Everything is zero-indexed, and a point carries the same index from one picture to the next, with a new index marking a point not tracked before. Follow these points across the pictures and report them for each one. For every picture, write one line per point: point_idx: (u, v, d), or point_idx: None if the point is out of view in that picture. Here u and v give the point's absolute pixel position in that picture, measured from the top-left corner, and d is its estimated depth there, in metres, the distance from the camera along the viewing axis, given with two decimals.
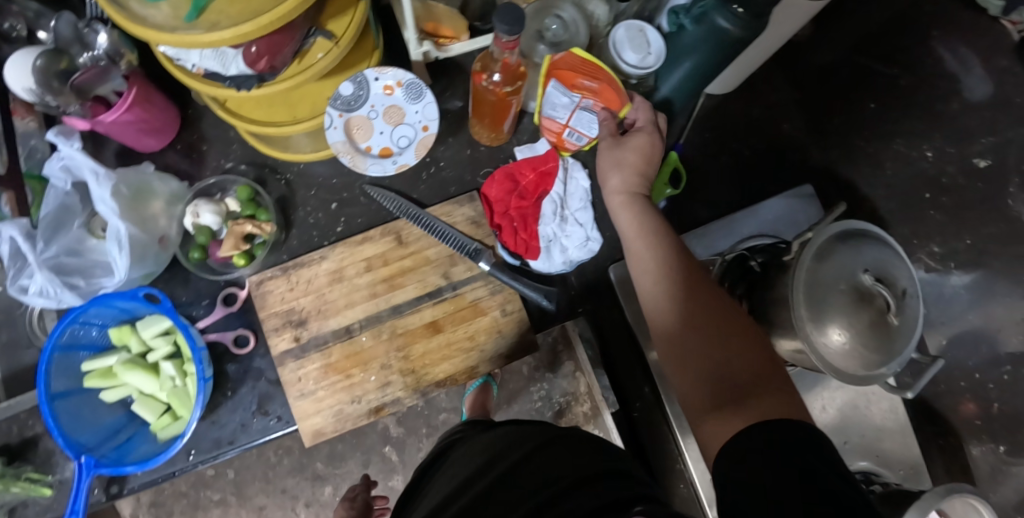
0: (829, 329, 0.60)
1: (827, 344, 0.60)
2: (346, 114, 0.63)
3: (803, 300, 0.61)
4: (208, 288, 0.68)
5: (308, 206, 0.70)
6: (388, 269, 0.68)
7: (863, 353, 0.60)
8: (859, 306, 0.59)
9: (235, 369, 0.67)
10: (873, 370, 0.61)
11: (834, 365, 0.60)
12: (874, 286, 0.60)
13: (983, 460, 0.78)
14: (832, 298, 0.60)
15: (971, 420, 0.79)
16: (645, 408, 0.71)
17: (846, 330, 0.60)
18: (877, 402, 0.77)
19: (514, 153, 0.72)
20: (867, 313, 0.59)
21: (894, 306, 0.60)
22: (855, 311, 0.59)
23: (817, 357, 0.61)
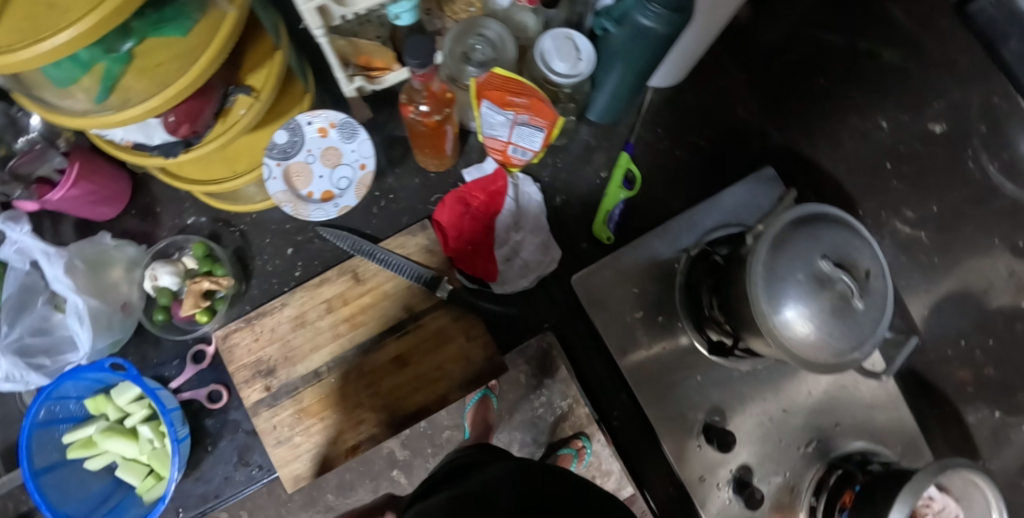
0: (794, 320, 0.58)
1: (791, 337, 0.59)
2: (283, 162, 0.63)
3: (765, 294, 0.59)
4: (178, 348, 0.69)
5: (265, 254, 0.70)
6: (349, 308, 0.68)
7: (832, 339, 0.59)
8: (819, 295, 0.58)
9: (213, 423, 0.68)
10: (844, 355, 0.59)
11: (804, 356, 0.59)
12: (834, 272, 0.58)
13: (982, 426, 0.76)
14: (793, 289, 0.58)
15: (965, 387, 0.76)
16: (624, 416, 0.73)
17: (811, 319, 0.58)
18: (864, 380, 0.75)
19: (463, 175, 0.72)
20: (830, 300, 0.58)
21: (856, 290, 0.58)
22: (818, 301, 0.58)
23: (787, 349, 0.60)
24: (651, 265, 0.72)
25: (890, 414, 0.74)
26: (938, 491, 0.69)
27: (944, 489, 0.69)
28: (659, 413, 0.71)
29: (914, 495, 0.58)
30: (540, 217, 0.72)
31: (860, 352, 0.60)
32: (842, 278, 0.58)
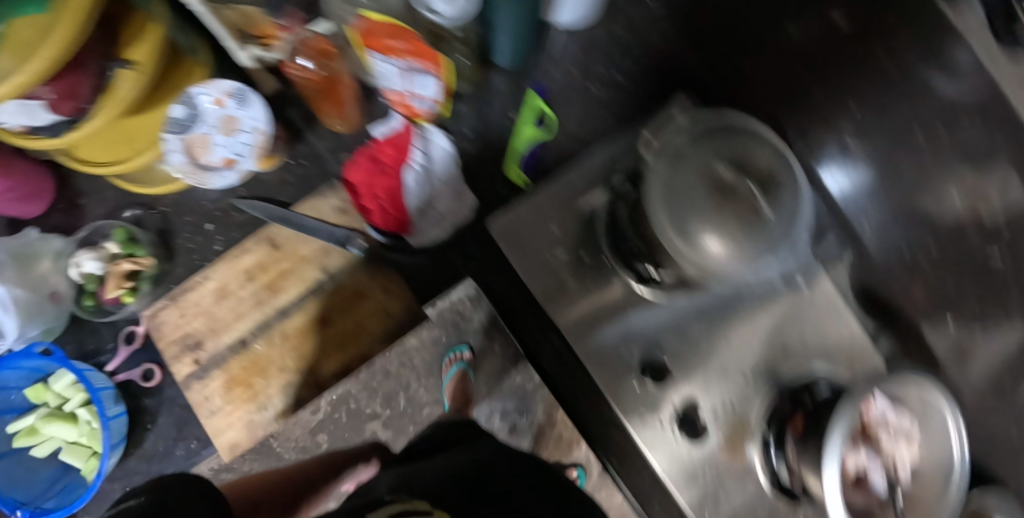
0: (705, 234, 0.55)
1: (707, 258, 0.56)
2: (183, 136, 0.64)
3: (672, 211, 0.55)
4: (109, 332, 0.70)
5: (186, 233, 0.71)
6: (268, 275, 0.69)
7: (747, 251, 0.55)
8: (727, 206, 0.55)
9: (150, 402, 0.69)
10: (762, 267, 0.57)
11: (721, 275, 0.56)
12: (735, 178, 0.55)
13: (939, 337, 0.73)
14: (700, 201, 0.55)
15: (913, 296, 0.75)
16: (555, 358, 0.72)
17: (722, 231, 0.55)
18: (809, 299, 0.72)
19: (371, 131, 0.72)
20: (738, 208, 0.55)
21: (762, 194, 0.56)
22: (726, 210, 0.55)
23: (702, 268, 0.56)
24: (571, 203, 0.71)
25: (850, 345, 0.72)
26: (894, 410, 0.61)
27: (897, 401, 0.62)
28: (597, 360, 0.67)
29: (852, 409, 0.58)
30: (451, 167, 0.71)
31: (777, 262, 0.57)
32: (745, 184, 0.56)
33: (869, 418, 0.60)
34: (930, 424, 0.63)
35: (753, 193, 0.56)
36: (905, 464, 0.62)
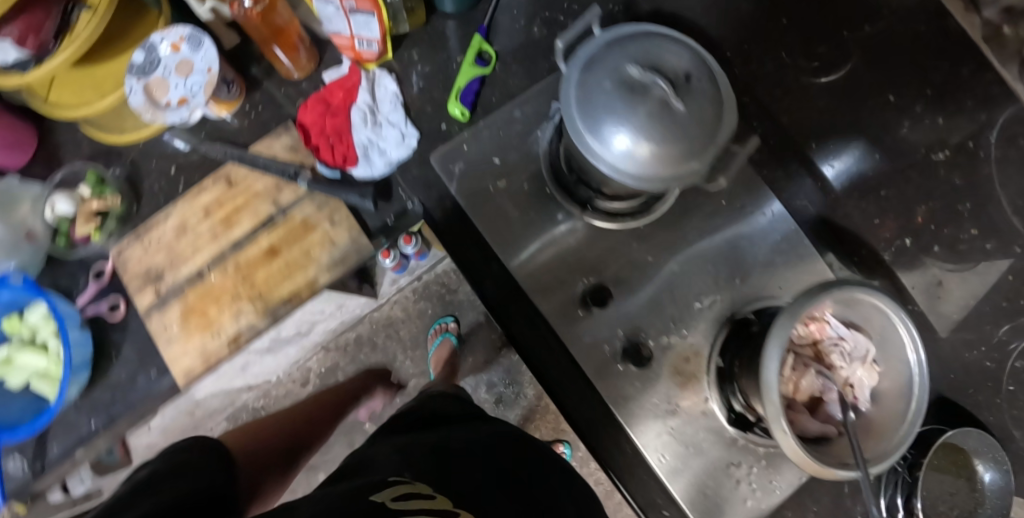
0: (619, 138, 0.56)
1: (618, 155, 0.56)
2: (143, 79, 0.68)
3: (586, 118, 0.57)
4: (83, 270, 0.75)
5: (152, 176, 0.75)
6: (224, 211, 0.72)
7: (663, 150, 0.56)
8: (637, 103, 0.55)
9: (117, 333, 0.73)
10: (681, 167, 0.57)
11: (631, 172, 0.57)
12: (646, 76, 0.56)
13: (902, 261, 0.75)
14: (611, 105, 0.56)
15: (871, 220, 0.75)
16: (496, 285, 0.73)
17: (634, 132, 0.55)
18: (762, 233, 0.74)
19: (323, 77, 0.75)
20: (650, 108, 0.55)
21: (675, 91, 0.55)
22: (638, 111, 0.55)
23: (619, 171, 0.57)
24: (514, 137, 0.73)
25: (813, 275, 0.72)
26: (849, 332, 0.67)
27: (855, 329, 0.68)
28: (541, 288, 0.72)
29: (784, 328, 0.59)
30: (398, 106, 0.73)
31: (699, 164, 0.57)
32: (659, 83, 0.56)
33: (820, 340, 0.67)
34: (889, 355, 0.67)
35: (667, 92, 0.56)
36: (864, 393, 0.67)
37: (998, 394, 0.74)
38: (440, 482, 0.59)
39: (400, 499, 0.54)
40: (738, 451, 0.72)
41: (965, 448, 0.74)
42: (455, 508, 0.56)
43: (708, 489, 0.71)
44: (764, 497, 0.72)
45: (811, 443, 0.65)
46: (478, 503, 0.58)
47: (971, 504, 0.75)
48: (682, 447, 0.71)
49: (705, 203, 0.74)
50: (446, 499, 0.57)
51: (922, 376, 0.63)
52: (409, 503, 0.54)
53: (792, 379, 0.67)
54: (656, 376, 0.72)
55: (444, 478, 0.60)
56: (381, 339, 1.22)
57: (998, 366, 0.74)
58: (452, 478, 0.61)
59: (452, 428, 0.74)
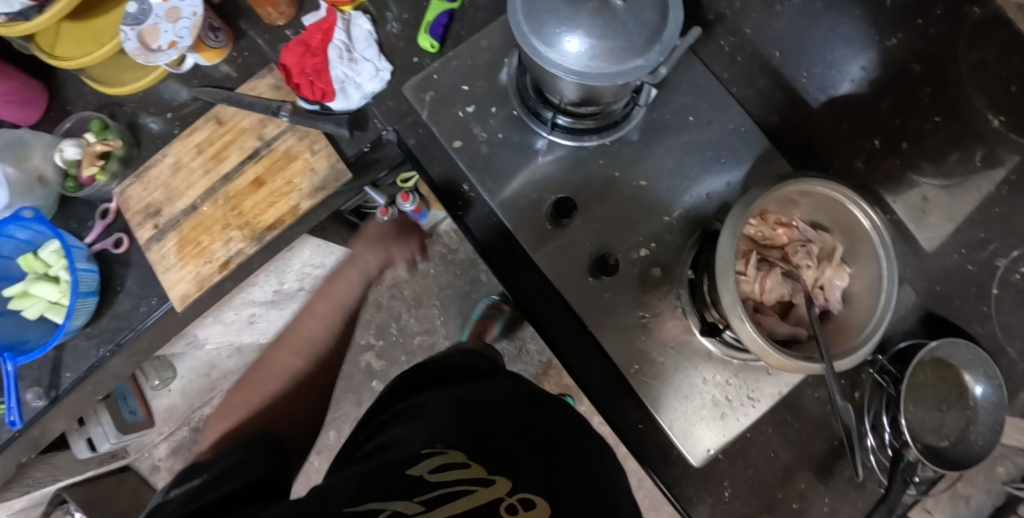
0: (562, 37, 0.59)
1: (562, 55, 0.60)
2: (136, 27, 0.73)
3: (533, 23, 0.60)
4: (88, 213, 0.79)
5: (153, 123, 0.81)
6: (214, 148, 0.77)
7: (606, 46, 0.58)
8: (576, 2, 0.58)
9: (118, 268, 0.77)
10: (625, 62, 0.59)
11: (575, 73, 0.60)
12: None
13: (871, 168, 0.74)
14: (553, 5, 0.59)
15: (839, 127, 0.75)
16: (468, 205, 0.76)
17: (577, 30, 0.58)
18: (729, 148, 0.74)
19: (303, 22, 0.80)
20: (589, 5, 0.58)
21: None
22: (579, 10, 0.58)
23: (566, 70, 0.60)
24: (482, 66, 0.76)
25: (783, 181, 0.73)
26: (816, 234, 0.66)
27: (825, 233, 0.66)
28: (510, 208, 0.74)
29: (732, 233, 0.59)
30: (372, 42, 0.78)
31: (644, 60, 0.60)
32: None
33: (787, 242, 0.66)
34: (861, 256, 0.64)
35: None
36: (836, 294, 0.65)
37: (984, 301, 0.72)
38: (475, 444, 0.59)
39: (437, 471, 0.54)
40: (715, 366, 0.72)
41: (954, 363, 0.72)
42: (495, 476, 0.56)
43: (687, 407, 0.72)
44: (744, 413, 0.72)
45: (778, 342, 0.64)
46: (513, 464, 0.58)
47: (963, 423, 0.71)
48: (657, 367, 0.72)
49: (672, 122, 0.75)
50: (483, 465, 0.57)
51: (892, 272, 0.60)
52: (446, 475, 0.54)
53: (759, 280, 0.65)
54: (626, 289, 0.73)
55: (474, 438, 0.60)
56: (385, 299, 1.26)
57: (982, 271, 0.72)
58: (481, 441, 0.60)
59: (471, 386, 0.73)
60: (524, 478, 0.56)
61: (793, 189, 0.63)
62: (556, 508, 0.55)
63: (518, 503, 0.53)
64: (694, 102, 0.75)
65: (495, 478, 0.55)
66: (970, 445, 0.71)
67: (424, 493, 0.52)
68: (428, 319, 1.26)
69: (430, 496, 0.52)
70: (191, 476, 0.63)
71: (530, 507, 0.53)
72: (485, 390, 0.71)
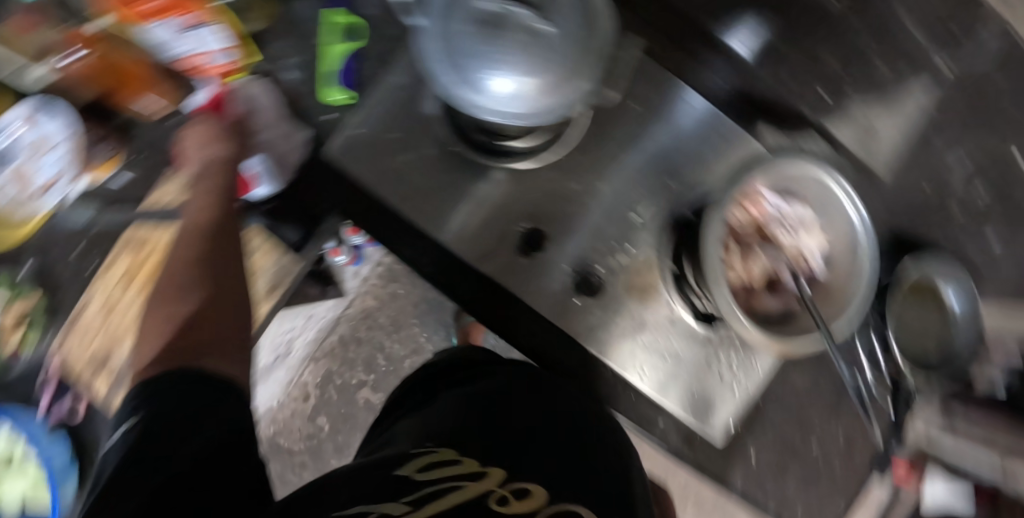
0: (492, 79, 0.51)
1: (496, 97, 0.52)
2: (6, 168, 0.66)
3: (454, 68, 0.52)
4: (25, 383, 0.70)
5: (65, 262, 0.71)
6: (144, 272, 0.71)
7: (543, 76, 0.52)
8: (498, 35, 0.52)
9: (89, 427, 0.70)
10: (570, 91, 0.54)
11: (517, 114, 0.52)
12: (500, 6, 0.52)
13: (818, 110, 0.73)
14: (476, 46, 0.52)
15: (783, 80, 0.74)
16: (432, 258, 0.70)
17: (511, 68, 0.51)
18: (681, 127, 0.72)
19: (188, 106, 0.72)
20: (517, 41, 0.52)
21: (534, 13, 0.53)
22: (505, 45, 0.52)
23: (504, 113, 0.53)
24: (406, 101, 0.69)
25: (740, 149, 0.72)
26: (789, 204, 0.65)
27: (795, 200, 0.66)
28: (482, 251, 0.69)
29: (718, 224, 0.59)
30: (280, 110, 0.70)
31: (586, 81, 0.55)
32: (516, 10, 0.53)
33: (761, 218, 0.66)
34: (833, 217, 0.64)
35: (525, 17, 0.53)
36: (817, 260, 0.65)
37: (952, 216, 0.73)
38: (471, 439, 0.53)
39: (427, 469, 0.48)
40: (716, 349, 0.71)
41: (932, 280, 0.69)
42: (486, 467, 0.50)
43: (698, 393, 0.72)
44: (750, 382, 0.72)
45: (773, 321, 0.64)
46: (514, 450, 0.53)
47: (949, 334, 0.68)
48: (663, 367, 0.71)
49: (616, 111, 0.72)
50: (474, 458, 0.51)
51: (869, 228, 0.61)
52: (434, 473, 0.48)
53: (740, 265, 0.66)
54: (616, 298, 0.70)
55: (475, 431, 0.54)
56: (364, 332, 1.21)
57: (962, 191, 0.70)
58: (483, 433, 0.54)
59: (478, 378, 0.65)
60: (517, 463, 0.51)
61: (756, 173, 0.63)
62: (555, 494, 0.49)
63: (508, 493, 0.47)
64: (632, 86, 0.72)
65: (488, 471, 0.49)
66: (961, 356, 0.67)
67: (411, 492, 0.46)
68: (412, 338, 1.23)
69: (417, 495, 0.45)
70: (129, 412, 0.48)
71: (523, 496, 0.47)
72: (489, 377, 0.64)
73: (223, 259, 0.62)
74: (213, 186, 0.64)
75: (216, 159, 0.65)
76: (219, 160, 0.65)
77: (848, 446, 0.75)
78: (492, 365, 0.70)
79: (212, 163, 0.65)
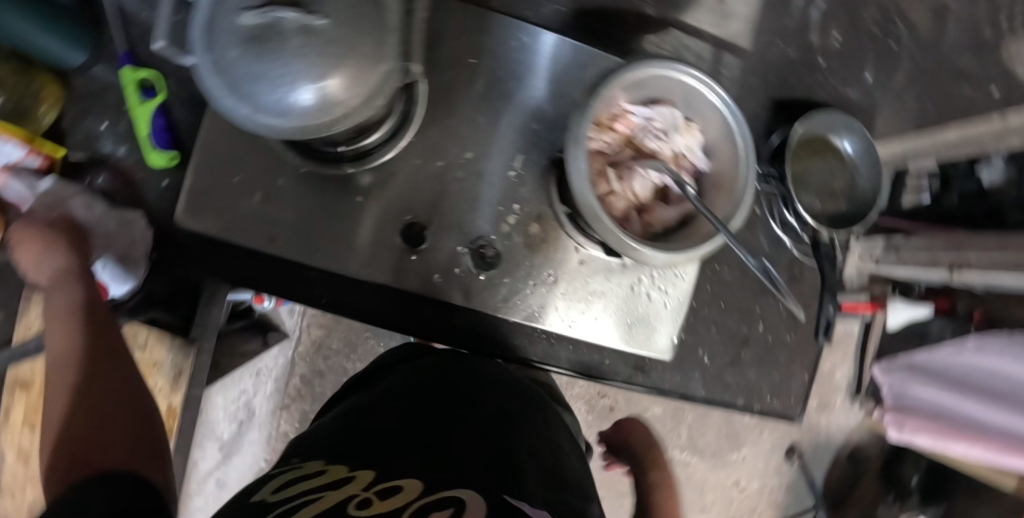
0: (282, 97, 0.46)
1: (297, 113, 0.47)
2: None
3: (237, 90, 0.47)
4: None
5: None
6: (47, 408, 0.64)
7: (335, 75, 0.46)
8: (272, 53, 0.45)
9: None
10: (373, 84, 0.48)
11: (325, 125, 0.48)
12: (263, 16, 0.44)
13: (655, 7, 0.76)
14: (253, 69, 0.45)
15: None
16: (325, 284, 0.66)
17: (297, 86, 0.46)
18: (531, 66, 0.68)
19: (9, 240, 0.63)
20: (296, 50, 0.45)
21: (302, 11, 0.45)
22: (285, 61, 0.45)
23: (312, 125, 0.48)
24: (244, 138, 0.62)
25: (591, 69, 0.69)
26: (653, 109, 0.61)
27: (659, 103, 0.62)
28: (371, 263, 0.65)
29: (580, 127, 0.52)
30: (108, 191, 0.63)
31: (389, 64, 0.48)
32: (282, 14, 0.45)
33: (629, 133, 0.61)
34: (700, 109, 0.61)
35: (293, 17, 0.45)
36: (698, 156, 0.62)
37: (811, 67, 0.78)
38: (337, 447, 0.52)
39: (284, 488, 0.46)
40: (633, 272, 0.70)
41: (820, 132, 0.76)
42: (354, 472, 0.48)
43: (630, 319, 0.71)
44: (675, 291, 0.72)
45: (675, 233, 0.61)
46: (385, 455, 0.49)
47: (847, 179, 0.78)
48: (590, 309, 0.69)
49: (464, 75, 0.66)
50: (342, 465, 0.49)
51: (734, 112, 0.59)
52: (292, 489, 0.45)
53: (627, 189, 0.60)
54: (518, 260, 0.67)
55: (350, 433, 0.54)
56: (323, 365, 1.17)
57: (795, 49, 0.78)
58: (363, 430, 0.54)
59: (381, 379, 0.65)
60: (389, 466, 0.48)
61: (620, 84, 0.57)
62: (429, 482, 0.46)
63: (373, 494, 0.44)
64: (471, 41, 0.67)
65: (353, 475, 0.46)
66: (866, 193, 0.77)
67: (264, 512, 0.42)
68: (373, 352, 1.18)
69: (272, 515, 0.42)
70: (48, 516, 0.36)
71: (389, 495, 0.44)
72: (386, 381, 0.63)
73: (119, 375, 0.50)
74: (72, 295, 0.53)
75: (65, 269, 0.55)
76: (75, 274, 0.55)
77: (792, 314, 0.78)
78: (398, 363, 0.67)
79: (61, 275, 0.54)
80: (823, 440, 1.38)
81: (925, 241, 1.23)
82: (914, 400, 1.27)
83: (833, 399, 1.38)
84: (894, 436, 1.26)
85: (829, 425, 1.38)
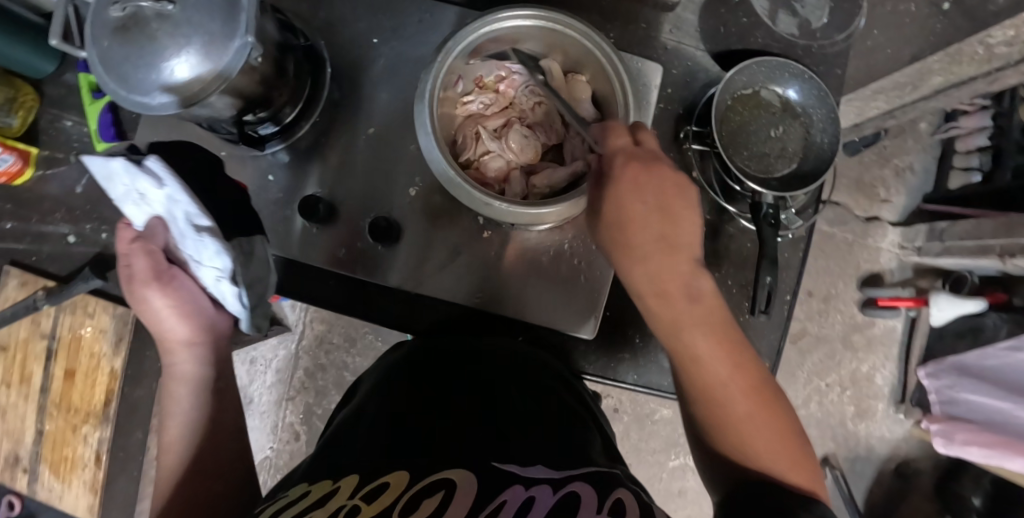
0: (149, 76, 0.52)
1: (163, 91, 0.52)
2: None
3: (111, 72, 0.52)
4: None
5: None
6: (17, 373, 0.80)
7: (189, 54, 0.52)
8: (137, 40, 0.51)
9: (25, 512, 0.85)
10: (228, 61, 0.53)
11: (191, 100, 0.53)
12: (126, 7, 0.50)
13: None
14: (121, 52, 0.51)
15: None
16: None
17: (159, 66, 0.51)
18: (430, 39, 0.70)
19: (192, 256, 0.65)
20: (153, 34, 0.51)
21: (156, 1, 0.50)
22: (146, 44, 0.51)
23: (180, 100, 0.53)
24: (173, 126, 0.70)
25: None
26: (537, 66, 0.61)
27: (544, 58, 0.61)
28: (288, 241, 0.70)
29: (423, 92, 0.54)
30: (214, 161, 0.64)
31: (238, 40, 0.53)
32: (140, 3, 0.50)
33: (514, 93, 0.61)
34: (584, 62, 0.60)
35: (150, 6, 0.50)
36: (587, 109, 0.60)
37: (740, 13, 0.74)
38: (315, 469, 0.49)
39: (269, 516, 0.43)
40: (540, 241, 0.70)
41: (761, 85, 0.71)
42: (339, 482, 0.46)
43: (542, 287, 0.70)
44: (590, 263, 0.70)
45: (560, 194, 0.59)
46: (371, 459, 0.48)
47: (802, 132, 0.71)
48: (500, 279, 0.70)
49: (364, 53, 0.71)
50: (326, 479, 0.47)
51: (609, 57, 0.57)
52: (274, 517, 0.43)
53: (506, 148, 0.59)
54: (420, 230, 0.70)
55: (331, 450, 0.52)
56: (324, 359, 1.19)
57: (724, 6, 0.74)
58: (344, 443, 0.52)
59: (365, 385, 0.64)
60: (374, 469, 0.47)
61: (484, 40, 0.58)
62: (415, 472, 0.46)
63: (360, 501, 0.43)
64: (373, 23, 0.71)
65: (339, 486, 0.45)
66: (820, 147, 0.70)
67: None
68: (372, 347, 1.19)
69: None
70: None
71: (376, 496, 0.43)
72: (368, 389, 0.61)
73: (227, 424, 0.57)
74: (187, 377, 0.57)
75: (187, 379, 0.57)
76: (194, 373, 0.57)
77: (745, 291, 0.72)
78: (385, 360, 0.67)
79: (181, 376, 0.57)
80: (863, 454, 1.23)
81: (971, 226, 1.08)
82: (966, 409, 1.10)
83: (873, 406, 1.23)
84: (942, 449, 1.10)
85: (870, 436, 1.23)
